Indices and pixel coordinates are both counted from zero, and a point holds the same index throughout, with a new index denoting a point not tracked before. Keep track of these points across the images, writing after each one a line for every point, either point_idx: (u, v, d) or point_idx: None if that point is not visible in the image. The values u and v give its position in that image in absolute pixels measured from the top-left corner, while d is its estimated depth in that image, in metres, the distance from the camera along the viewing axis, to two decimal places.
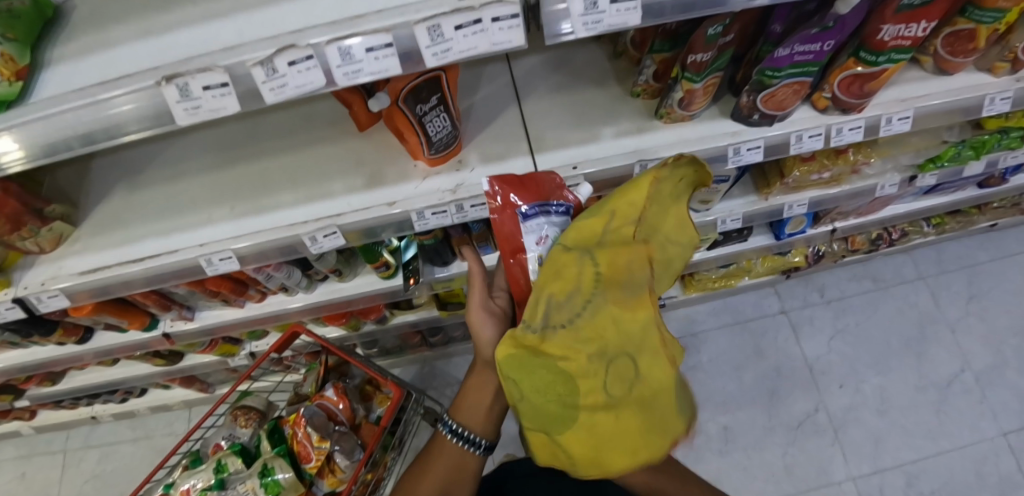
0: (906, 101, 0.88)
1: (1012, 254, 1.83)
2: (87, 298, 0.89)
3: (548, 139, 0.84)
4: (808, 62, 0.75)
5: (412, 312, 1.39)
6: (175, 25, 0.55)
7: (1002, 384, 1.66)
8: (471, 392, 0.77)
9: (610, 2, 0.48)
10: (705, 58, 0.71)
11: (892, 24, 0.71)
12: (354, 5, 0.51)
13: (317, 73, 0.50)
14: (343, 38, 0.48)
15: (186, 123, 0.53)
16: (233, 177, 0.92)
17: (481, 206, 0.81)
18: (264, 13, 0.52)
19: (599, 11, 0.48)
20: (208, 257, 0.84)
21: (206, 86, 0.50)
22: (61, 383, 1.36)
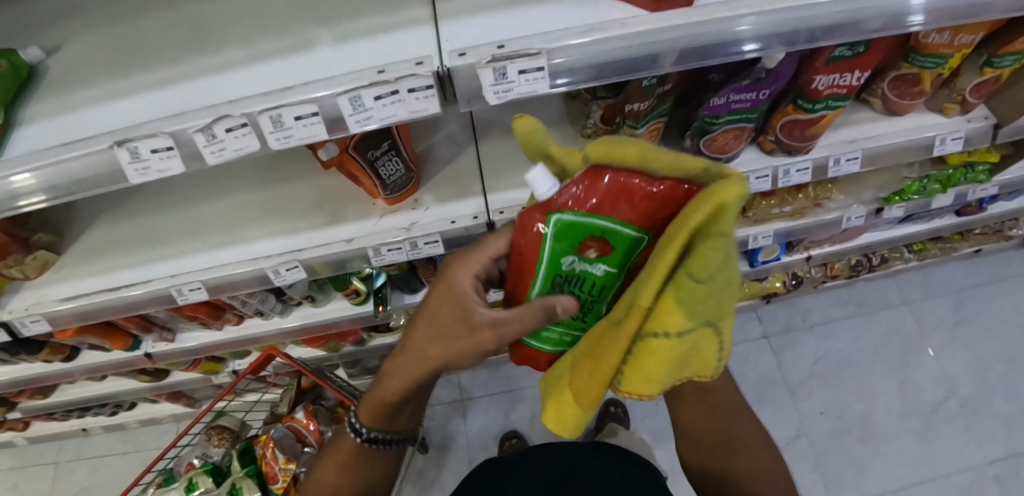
0: (855, 143, 0.91)
1: (998, 279, 1.81)
2: (67, 323, 0.94)
3: (500, 179, 0.87)
4: (744, 110, 0.77)
5: (390, 335, 1.42)
6: (132, 88, 0.60)
7: (987, 412, 1.64)
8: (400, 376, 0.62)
9: (518, 73, 0.51)
10: (642, 108, 0.75)
11: (824, 75, 0.74)
12: (288, 75, 0.55)
13: (252, 138, 0.55)
14: (274, 108, 0.53)
15: (139, 181, 0.58)
16: (208, 210, 0.97)
17: (435, 243, 0.85)
18: (209, 82, 0.57)
19: (508, 81, 0.51)
20: (177, 288, 0.89)
21: (153, 149, 0.55)
22: (52, 397, 1.42)
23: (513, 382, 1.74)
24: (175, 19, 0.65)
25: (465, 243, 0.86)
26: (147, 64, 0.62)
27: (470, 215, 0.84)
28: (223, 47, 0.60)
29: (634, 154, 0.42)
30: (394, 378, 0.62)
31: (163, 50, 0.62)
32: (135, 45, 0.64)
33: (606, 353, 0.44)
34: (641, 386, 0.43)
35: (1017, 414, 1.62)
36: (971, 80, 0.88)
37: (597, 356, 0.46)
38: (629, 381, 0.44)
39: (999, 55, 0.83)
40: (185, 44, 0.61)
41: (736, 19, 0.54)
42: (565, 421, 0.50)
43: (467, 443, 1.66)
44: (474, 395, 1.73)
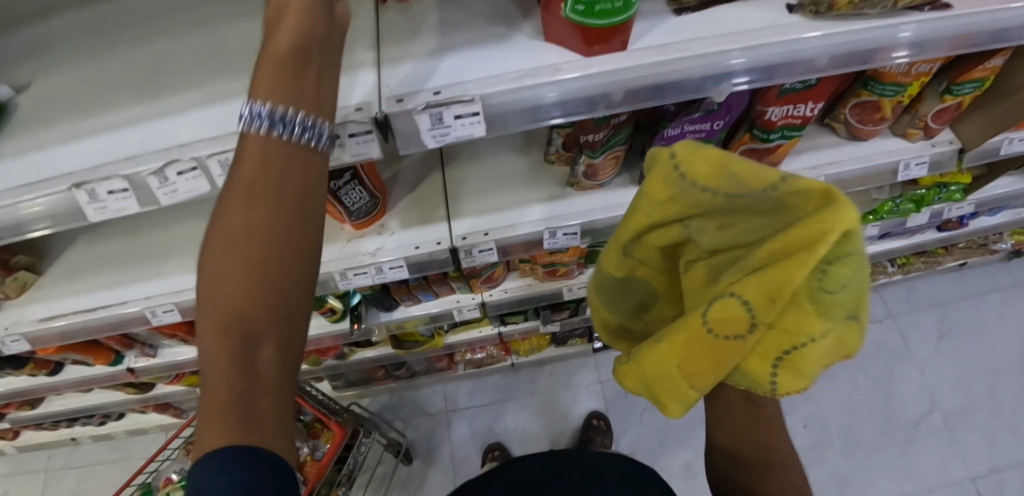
0: (816, 169, 0.92)
1: (984, 293, 1.81)
2: (49, 342, 0.96)
3: (465, 205, 0.89)
4: (701, 139, 0.78)
5: (372, 349, 1.45)
6: (93, 128, 0.62)
7: (971, 426, 1.61)
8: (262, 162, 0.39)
9: (455, 119, 0.54)
10: (597, 138, 0.77)
11: (776, 107, 0.75)
12: (238, 118, 0.58)
13: (203, 181, 0.58)
14: (222, 153, 0.55)
15: (99, 218, 0.61)
16: (182, 232, 0.98)
17: (399, 268, 0.87)
18: (163, 124, 0.59)
19: (446, 126, 0.54)
20: (152, 309, 0.91)
21: (109, 191, 0.58)
22: (40, 408, 1.45)
23: (498, 394, 1.75)
24: (135, 59, 0.67)
25: (429, 267, 0.88)
26: (107, 103, 0.64)
27: (433, 241, 0.86)
28: (178, 88, 0.62)
29: (717, 155, 0.45)
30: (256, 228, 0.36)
31: (123, 89, 0.64)
32: (94, 83, 0.66)
33: (721, 351, 0.47)
34: (783, 377, 0.44)
35: (1001, 429, 1.60)
36: (932, 107, 0.89)
37: (706, 353, 0.48)
38: (761, 373, 0.45)
39: (957, 83, 0.84)
40: (144, 84, 0.64)
41: (669, 64, 0.56)
42: (681, 402, 0.54)
43: (450, 454, 1.67)
44: (459, 407, 1.74)
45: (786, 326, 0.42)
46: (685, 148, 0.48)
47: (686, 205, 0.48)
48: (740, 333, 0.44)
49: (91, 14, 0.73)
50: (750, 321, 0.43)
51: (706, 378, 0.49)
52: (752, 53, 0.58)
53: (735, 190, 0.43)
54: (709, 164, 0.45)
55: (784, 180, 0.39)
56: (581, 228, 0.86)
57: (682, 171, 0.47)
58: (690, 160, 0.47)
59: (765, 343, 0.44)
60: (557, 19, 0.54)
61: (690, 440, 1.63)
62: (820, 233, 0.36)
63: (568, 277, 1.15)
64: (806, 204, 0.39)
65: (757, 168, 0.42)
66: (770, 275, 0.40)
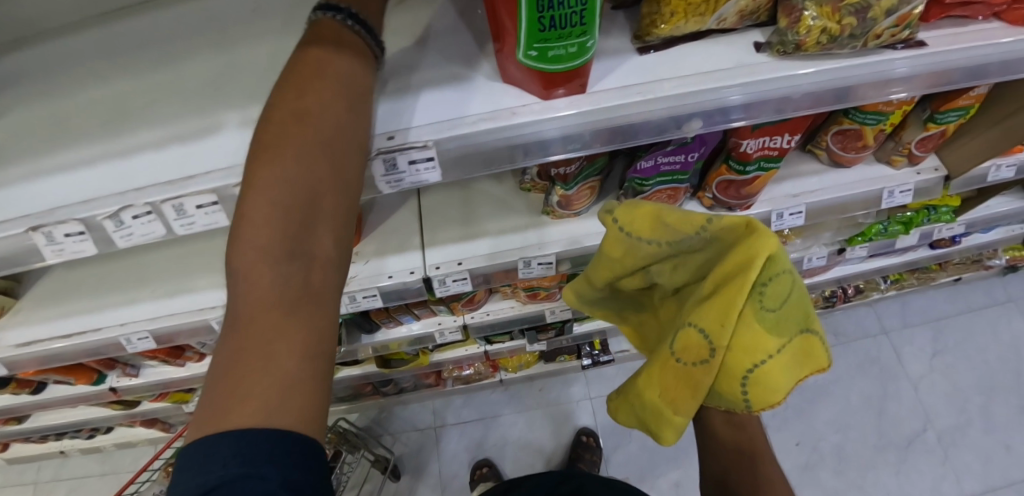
0: (798, 197, 0.91)
1: (978, 308, 1.79)
2: (33, 365, 0.92)
3: (439, 234, 0.89)
4: (675, 171, 0.77)
5: (358, 366, 1.44)
6: (49, 168, 0.60)
7: (965, 445, 1.59)
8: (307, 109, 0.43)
9: (408, 165, 0.54)
10: (569, 171, 0.76)
11: (751, 140, 0.73)
12: (194, 160, 0.57)
13: (158, 225, 0.57)
14: (175, 198, 0.55)
15: (56, 259, 0.60)
16: (159, 258, 0.97)
17: (373, 297, 0.86)
18: (120, 167, 0.58)
19: (399, 173, 0.55)
20: (125, 337, 0.89)
21: (66, 234, 0.57)
22: (27, 422, 1.45)
23: (487, 409, 1.75)
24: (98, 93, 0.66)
25: (403, 296, 0.87)
26: (65, 140, 0.62)
27: (407, 270, 0.85)
28: (138, 127, 0.61)
29: (650, 211, 0.63)
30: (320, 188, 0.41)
31: (83, 125, 0.63)
32: (52, 117, 0.64)
33: (696, 373, 0.61)
34: (754, 391, 0.58)
35: (996, 448, 1.57)
36: (915, 134, 0.87)
37: (684, 376, 0.62)
38: (734, 391, 0.59)
39: (941, 111, 0.83)
40: (104, 120, 0.62)
41: (631, 106, 0.55)
42: (674, 430, 0.67)
43: (439, 470, 1.66)
44: (448, 422, 1.74)
45: (743, 344, 0.56)
46: (623, 212, 0.65)
47: (641, 261, 0.66)
48: (706, 357, 0.59)
49: (54, 45, 0.72)
50: (712, 345, 0.58)
51: (687, 401, 0.63)
52: (716, 95, 0.56)
53: (677, 240, 0.62)
54: (647, 219, 0.63)
55: (712, 224, 0.58)
56: (556, 257, 0.86)
57: (631, 232, 0.64)
58: (634, 220, 0.64)
59: (732, 361, 0.57)
60: (511, 63, 0.53)
61: (679, 457, 1.62)
62: (750, 258, 0.54)
63: (550, 300, 1.14)
64: (734, 238, 0.58)
65: (684, 217, 0.61)
66: (719, 299, 0.57)
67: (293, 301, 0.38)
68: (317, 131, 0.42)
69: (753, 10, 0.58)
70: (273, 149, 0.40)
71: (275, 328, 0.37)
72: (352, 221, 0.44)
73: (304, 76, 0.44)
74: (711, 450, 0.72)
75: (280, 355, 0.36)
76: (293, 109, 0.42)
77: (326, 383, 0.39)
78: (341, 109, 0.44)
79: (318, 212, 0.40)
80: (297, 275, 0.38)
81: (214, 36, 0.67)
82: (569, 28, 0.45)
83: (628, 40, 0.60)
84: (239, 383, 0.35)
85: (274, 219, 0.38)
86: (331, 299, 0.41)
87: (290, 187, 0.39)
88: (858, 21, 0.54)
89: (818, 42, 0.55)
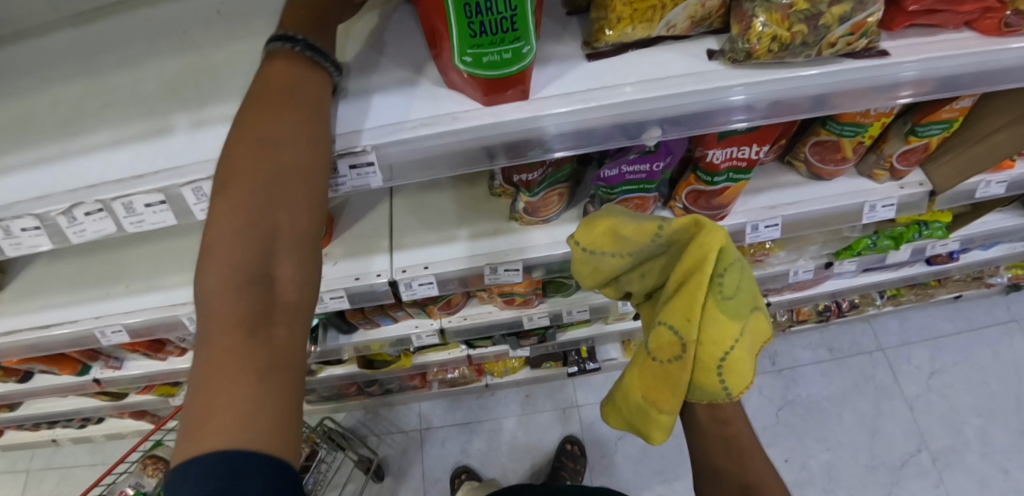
0: (774, 209, 0.89)
1: (980, 327, 1.74)
2: (13, 354, 0.94)
3: (408, 238, 0.89)
4: (641, 180, 0.76)
5: (341, 366, 1.44)
6: (10, 166, 0.61)
7: (961, 468, 1.53)
8: (274, 132, 0.44)
9: (350, 169, 0.55)
10: (532, 177, 0.75)
11: (719, 150, 0.72)
12: (145, 160, 0.58)
13: (110, 221, 0.58)
14: (124, 197, 0.56)
15: (16, 253, 0.62)
16: (136, 254, 0.99)
17: (340, 298, 0.86)
18: (77, 165, 0.59)
19: (342, 176, 0.56)
20: (101, 330, 0.91)
21: (23, 228, 0.58)
22: (18, 410, 1.47)
23: (472, 414, 1.74)
24: (63, 95, 0.67)
25: (369, 298, 0.88)
26: (28, 141, 0.64)
27: (372, 273, 0.86)
28: (98, 127, 0.63)
29: (607, 227, 0.64)
30: (285, 211, 0.42)
31: (48, 125, 0.65)
32: (18, 117, 0.66)
33: (673, 371, 0.61)
34: (729, 378, 0.59)
35: (993, 472, 1.52)
36: (897, 148, 0.84)
37: (663, 376, 0.62)
38: (711, 381, 0.59)
39: (923, 124, 0.80)
40: (69, 121, 0.64)
41: (575, 113, 0.54)
42: (662, 429, 0.66)
43: (422, 473, 1.66)
44: (433, 425, 1.74)
45: (712, 337, 0.57)
46: (582, 233, 0.67)
47: (610, 274, 0.68)
48: (679, 353, 0.59)
49: (29, 46, 0.74)
50: (683, 341, 0.58)
51: (669, 400, 0.62)
52: (663, 104, 0.55)
53: (636, 251, 0.63)
54: (605, 237, 0.64)
55: (664, 230, 0.60)
56: (523, 264, 0.85)
57: (593, 249, 0.66)
58: (593, 239, 0.65)
59: (705, 356, 0.58)
60: (452, 70, 0.53)
61: (664, 469, 1.59)
62: (702, 255, 0.56)
63: (527, 306, 1.14)
64: (687, 237, 0.60)
65: (639, 226, 0.62)
66: (683, 296, 0.58)
67: (257, 322, 0.39)
68: (283, 156, 0.44)
69: (704, 17, 0.57)
70: (237, 175, 0.42)
71: (240, 348, 0.37)
72: (317, 238, 0.46)
73: (268, 102, 0.45)
74: (701, 455, 0.66)
75: (249, 378, 0.37)
76: (256, 135, 0.43)
77: (293, 399, 0.40)
78: (307, 131, 0.46)
79: (282, 233, 0.42)
80: (264, 298, 0.40)
81: (182, 40, 0.70)
82: (501, 34, 0.44)
83: (579, 46, 0.60)
84: (206, 409, 0.35)
85: (237, 243, 0.40)
86: (298, 316, 0.43)
87: (254, 211, 0.41)
88: (810, 28, 0.53)
89: (769, 50, 0.54)
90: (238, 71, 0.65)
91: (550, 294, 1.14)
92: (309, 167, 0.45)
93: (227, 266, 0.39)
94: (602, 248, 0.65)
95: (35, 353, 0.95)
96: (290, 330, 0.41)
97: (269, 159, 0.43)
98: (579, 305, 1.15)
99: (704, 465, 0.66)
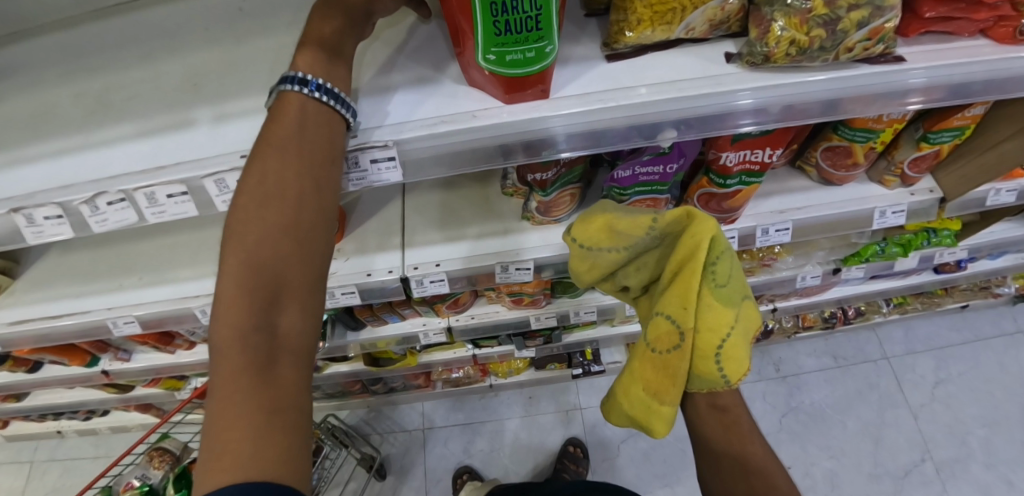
0: (784, 213, 0.89)
1: (986, 338, 1.74)
2: (25, 344, 0.94)
3: (420, 235, 0.90)
4: (654, 182, 0.76)
5: (346, 363, 1.44)
6: (34, 156, 0.62)
7: (965, 479, 1.52)
8: (274, 169, 0.43)
9: (370, 164, 0.56)
10: (546, 177, 0.75)
11: (732, 153, 0.72)
12: (168, 152, 0.59)
13: (131, 212, 0.59)
14: (147, 188, 0.56)
15: (35, 241, 0.62)
16: (149, 248, 1.00)
17: (351, 294, 0.86)
18: (100, 156, 0.60)
19: (362, 171, 0.57)
20: (113, 320, 0.91)
21: (45, 217, 0.58)
22: (25, 401, 1.48)
23: (476, 414, 1.74)
24: (86, 87, 0.68)
25: (379, 294, 0.88)
26: (51, 131, 0.65)
27: (383, 269, 0.86)
28: (120, 120, 0.64)
29: (602, 222, 0.65)
30: (291, 248, 0.42)
31: (71, 116, 0.66)
32: (41, 107, 0.67)
33: (673, 360, 0.61)
34: (728, 365, 0.59)
35: (996, 483, 1.51)
36: (908, 154, 0.85)
37: (662, 366, 0.63)
38: (710, 369, 0.59)
39: (935, 131, 0.80)
40: (92, 113, 0.65)
41: (593, 113, 0.55)
42: (664, 421, 0.65)
43: (424, 472, 1.66)
44: (436, 425, 1.74)
45: (708, 323, 0.58)
46: (579, 229, 0.68)
47: (608, 270, 0.68)
48: (678, 342, 0.60)
49: (53, 40, 0.75)
50: (680, 329, 0.59)
51: (669, 390, 0.62)
52: (681, 106, 0.55)
53: (632, 244, 0.64)
54: (602, 232, 0.65)
55: (657, 222, 0.62)
56: (533, 264, 0.86)
57: (589, 245, 0.67)
58: (589, 235, 0.66)
59: (702, 343, 0.58)
60: (474, 68, 0.53)
61: (666, 473, 1.59)
62: (695, 244, 0.57)
63: (535, 307, 1.14)
64: (680, 228, 0.61)
65: (634, 220, 0.63)
66: (678, 284, 0.59)
67: (260, 361, 0.39)
68: (287, 193, 0.43)
69: (722, 20, 0.58)
70: (241, 216, 0.42)
71: (243, 389, 0.37)
72: (324, 272, 0.46)
73: (271, 138, 0.44)
74: (702, 444, 0.65)
75: (251, 416, 0.36)
76: (261, 173, 0.43)
77: (299, 433, 0.39)
78: (314, 163, 0.46)
79: (284, 270, 0.41)
80: (267, 337, 0.39)
81: (203, 35, 0.71)
82: (525, 34, 0.45)
83: (597, 47, 0.61)
84: (210, 451, 0.35)
85: (240, 286, 0.40)
86: (303, 350, 0.42)
87: (257, 252, 0.41)
88: (827, 33, 0.53)
89: (787, 54, 0.55)
90: (259, 66, 0.66)
91: (558, 295, 1.15)
92: (313, 200, 0.45)
93: (232, 311, 0.39)
94: (598, 244, 0.66)
95: (47, 343, 0.95)
96: (292, 365, 0.41)
97: (273, 197, 0.43)
98: (586, 306, 1.15)
99: (705, 454, 0.65)
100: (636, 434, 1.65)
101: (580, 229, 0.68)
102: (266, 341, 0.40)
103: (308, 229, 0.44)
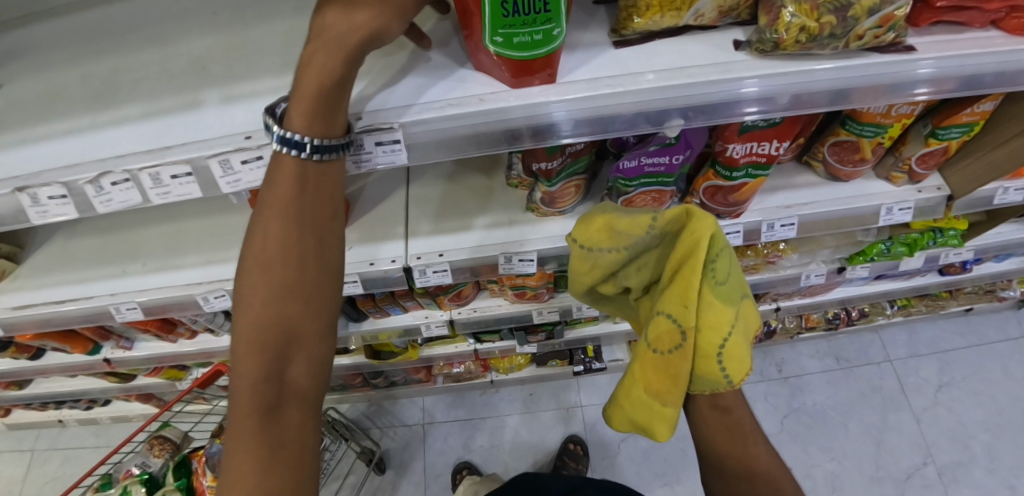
0: (790, 208, 0.88)
1: (990, 342, 1.73)
2: (27, 329, 0.94)
3: (423, 225, 0.89)
4: (660, 173, 0.75)
5: (347, 356, 1.44)
6: (40, 135, 0.62)
7: (968, 484, 1.51)
8: (275, 234, 0.50)
9: (376, 146, 0.56)
10: (551, 167, 0.75)
11: (739, 145, 0.72)
12: (173, 133, 0.59)
13: (136, 192, 0.58)
14: (152, 168, 0.56)
15: (39, 221, 0.61)
16: (153, 234, 1.00)
17: (354, 283, 0.86)
18: (106, 137, 0.60)
19: (367, 152, 0.57)
20: (115, 306, 0.90)
21: (50, 196, 0.58)
22: (27, 388, 1.48)
23: (476, 410, 1.74)
24: (94, 70, 0.68)
25: (383, 284, 0.88)
26: (58, 112, 0.65)
27: (387, 259, 0.86)
28: (128, 100, 0.64)
29: (603, 223, 0.66)
30: (292, 310, 0.51)
31: (78, 98, 0.66)
32: (49, 89, 0.67)
33: (674, 360, 0.60)
34: (729, 364, 0.58)
35: (999, 488, 1.50)
36: (916, 150, 0.84)
37: (664, 366, 0.62)
38: (711, 369, 0.58)
39: (943, 126, 0.80)
40: (99, 95, 0.65)
41: (600, 98, 0.55)
42: (666, 423, 0.65)
43: (423, 468, 1.65)
44: (436, 420, 1.73)
45: (709, 323, 0.57)
46: (580, 230, 0.68)
47: (608, 270, 0.68)
48: (679, 342, 0.60)
49: (63, 22, 0.76)
50: (681, 328, 0.59)
51: (671, 390, 0.62)
52: (689, 92, 0.55)
53: (631, 244, 0.64)
54: (601, 233, 0.66)
55: (657, 221, 0.61)
56: (537, 256, 0.86)
57: (590, 246, 0.67)
58: (590, 236, 0.67)
59: (703, 343, 0.58)
60: (482, 51, 0.53)
61: (666, 471, 1.58)
62: (694, 242, 0.56)
63: (538, 300, 1.14)
64: (680, 226, 0.60)
65: (633, 220, 0.63)
66: (678, 283, 0.58)
67: (266, 407, 0.49)
68: (287, 260, 0.50)
69: (732, 8, 0.57)
70: (251, 279, 0.50)
71: (250, 432, 0.48)
72: (326, 320, 0.53)
73: (275, 200, 0.50)
74: (704, 445, 0.64)
75: (257, 454, 0.47)
76: (266, 239, 0.50)
77: (302, 461, 0.50)
78: (313, 229, 0.52)
79: (288, 329, 0.50)
80: (271, 387, 0.49)
81: (211, 20, 0.71)
82: (534, 15, 0.45)
83: (605, 34, 0.61)
84: (229, 473, 0.47)
85: (251, 345, 0.49)
86: (305, 389, 0.52)
87: (264, 315, 0.50)
88: (838, 20, 0.53)
89: (797, 41, 0.54)
90: (266, 50, 0.66)
91: (561, 289, 1.14)
92: (311, 261, 0.52)
93: (246, 363, 0.49)
94: (597, 245, 0.66)
95: (49, 328, 0.95)
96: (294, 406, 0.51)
97: (275, 264, 0.50)
98: None
99: (709, 456, 0.63)
100: (636, 433, 1.65)
101: (581, 229, 0.68)
102: (272, 388, 0.50)
103: (307, 290, 0.51)
